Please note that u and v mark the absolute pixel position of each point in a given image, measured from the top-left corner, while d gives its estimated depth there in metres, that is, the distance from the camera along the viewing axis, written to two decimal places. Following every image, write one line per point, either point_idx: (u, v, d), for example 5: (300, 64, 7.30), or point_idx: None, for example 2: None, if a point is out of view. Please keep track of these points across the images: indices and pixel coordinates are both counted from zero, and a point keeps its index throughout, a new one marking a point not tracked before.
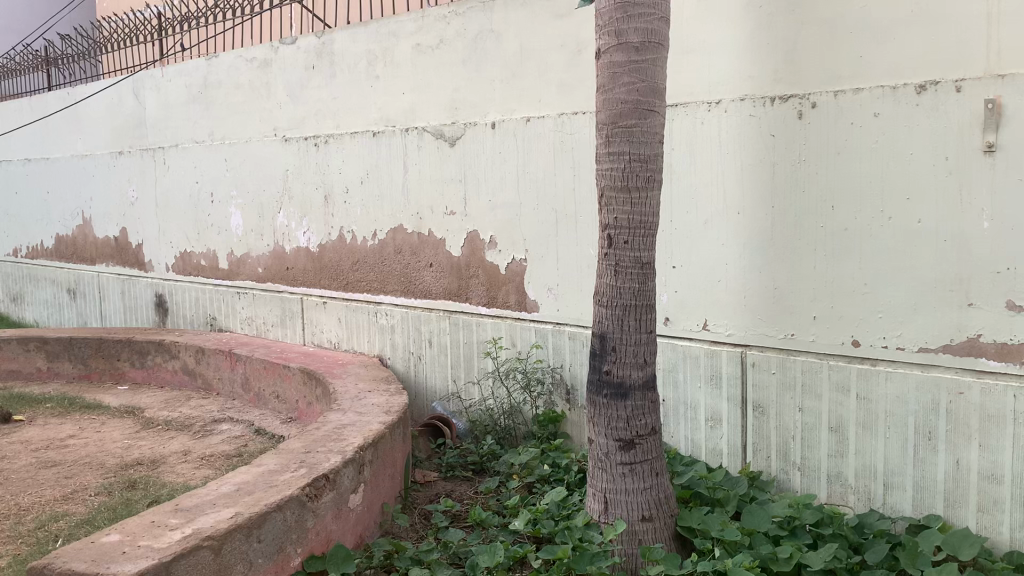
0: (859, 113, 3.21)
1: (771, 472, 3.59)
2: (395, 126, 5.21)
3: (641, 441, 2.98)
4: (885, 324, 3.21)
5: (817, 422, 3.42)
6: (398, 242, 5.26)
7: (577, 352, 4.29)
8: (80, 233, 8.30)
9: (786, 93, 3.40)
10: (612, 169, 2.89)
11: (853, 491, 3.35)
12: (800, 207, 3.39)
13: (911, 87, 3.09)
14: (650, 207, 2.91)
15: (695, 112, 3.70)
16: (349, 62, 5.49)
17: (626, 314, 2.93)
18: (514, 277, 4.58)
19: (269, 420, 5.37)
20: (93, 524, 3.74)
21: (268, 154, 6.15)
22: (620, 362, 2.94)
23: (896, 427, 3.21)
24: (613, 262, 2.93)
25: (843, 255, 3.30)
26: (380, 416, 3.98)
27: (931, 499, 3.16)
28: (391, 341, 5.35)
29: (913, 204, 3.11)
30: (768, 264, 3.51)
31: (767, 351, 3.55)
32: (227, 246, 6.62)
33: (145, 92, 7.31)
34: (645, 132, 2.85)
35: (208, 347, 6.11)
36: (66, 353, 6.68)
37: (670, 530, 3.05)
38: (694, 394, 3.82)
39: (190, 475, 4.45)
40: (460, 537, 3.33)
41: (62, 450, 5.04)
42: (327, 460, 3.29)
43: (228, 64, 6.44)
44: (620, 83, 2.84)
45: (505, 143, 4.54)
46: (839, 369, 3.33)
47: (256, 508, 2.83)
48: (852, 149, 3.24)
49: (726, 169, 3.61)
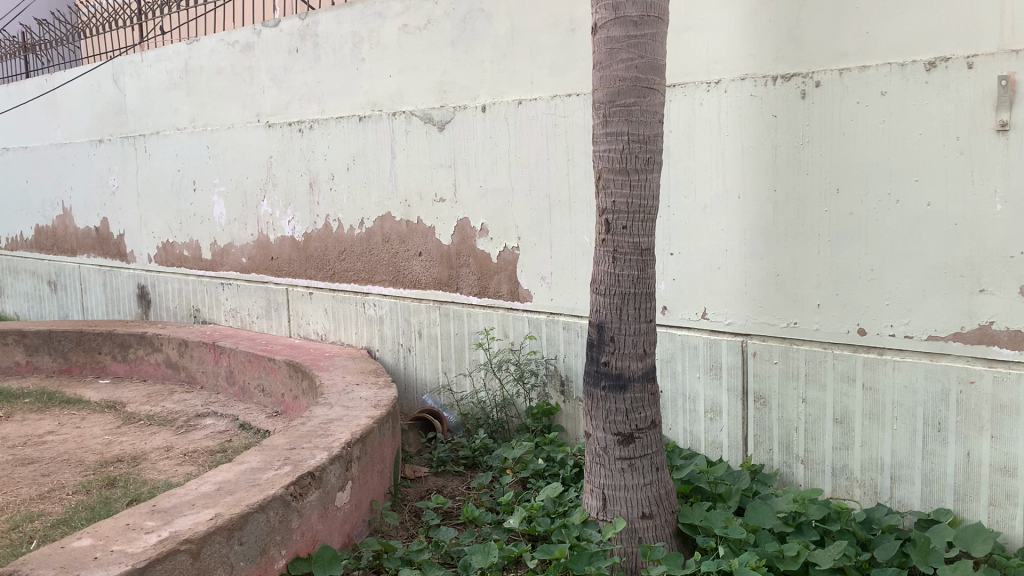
0: (866, 91, 3.08)
1: (773, 465, 3.48)
2: (381, 110, 5.05)
3: (641, 435, 2.85)
4: (892, 312, 3.10)
5: (821, 413, 3.31)
6: (386, 230, 5.11)
7: (572, 343, 4.15)
8: (60, 224, 8.10)
9: (788, 72, 3.26)
10: (610, 149, 2.75)
11: (859, 485, 3.24)
12: (803, 191, 3.26)
13: (920, 64, 2.96)
14: (650, 190, 2.77)
15: (694, 92, 3.56)
16: (334, 44, 5.32)
17: (624, 302, 2.79)
18: (505, 266, 4.45)
19: (254, 414, 5.22)
20: (70, 525, 3.58)
21: (251, 141, 5.97)
22: (618, 353, 2.81)
23: (904, 418, 3.10)
24: (612, 248, 2.79)
25: (847, 240, 3.18)
26: (368, 410, 3.84)
27: (940, 492, 3.05)
28: (380, 333, 5.21)
29: (921, 186, 2.99)
30: (770, 250, 3.39)
31: (769, 340, 3.43)
32: (210, 235, 6.45)
33: (124, 78, 7.10)
34: (644, 111, 2.71)
35: (191, 340, 5.95)
36: (45, 346, 6.49)
37: (672, 527, 2.93)
38: (692, 385, 3.69)
39: (171, 472, 4.30)
40: (452, 536, 3.21)
41: (40, 447, 4.87)
42: (312, 457, 3.15)
43: (209, 48, 6.25)
44: (618, 59, 2.70)
45: (495, 127, 4.38)
46: (844, 358, 3.22)
47: (237, 509, 2.68)
48: (858, 130, 3.11)
49: (725, 151, 3.48)
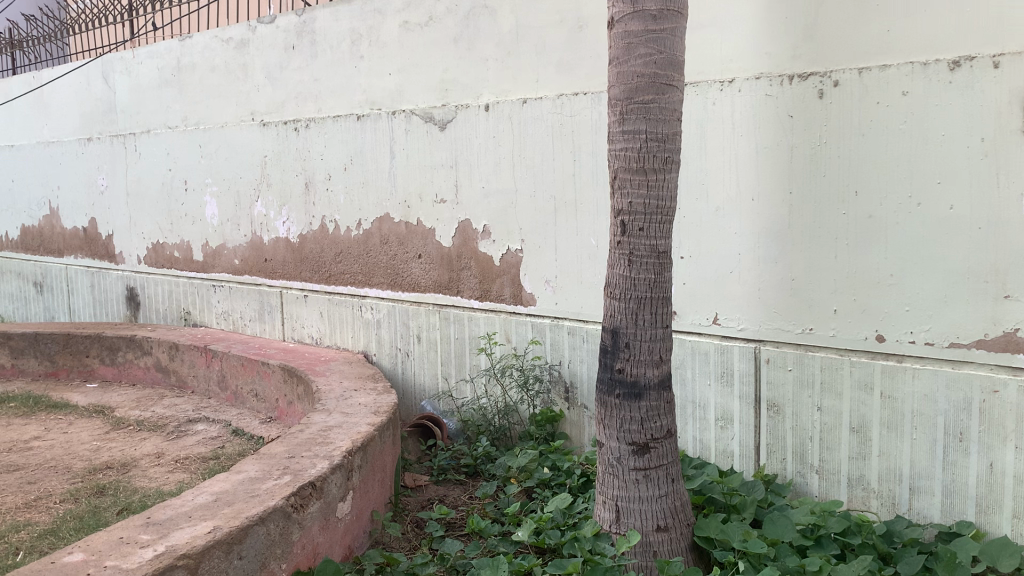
0: (886, 91, 3.00)
1: (787, 475, 3.38)
2: (380, 109, 4.94)
3: (656, 445, 2.76)
4: (912, 318, 3.01)
5: (836, 421, 3.22)
6: (384, 232, 4.99)
7: (577, 348, 4.05)
8: (47, 224, 7.92)
9: (805, 71, 3.18)
10: (626, 148, 2.65)
11: (876, 496, 3.15)
12: (820, 193, 3.17)
13: (943, 63, 2.88)
14: (668, 191, 2.67)
15: (706, 91, 3.47)
16: (332, 41, 5.20)
17: (639, 307, 2.69)
18: (508, 269, 4.34)
19: (247, 420, 5.09)
20: (57, 536, 3.43)
21: (245, 140, 5.84)
22: (634, 359, 2.71)
23: (924, 427, 3.01)
24: (628, 251, 2.69)
25: (866, 244, 3.09)
26: (368, 417, 3.71)
27: (961, 504, 2.97)
28: (377, 337, 5.09)
29: (944, 189, 2.91)
30: (785, 254, 3.29)
31: (783, 347, 3.34)
32: (201, 236, 6.31)
33: (114, 76, 6.95)
34: (662, 109, 2.62)
35: (182, 343, 5.79)
36: (31, 349, 6.32)
37: (687, 541, 2.84)
38: (703, 391, 3.60)
39: (163, 480, 4.16)
40: (458, 549, 3.09)
41: (25, 453, 4.72)
42: (312, 466, 3.02)
43: (202, 45, 6.11)
44: (636, 54, 2.60)
45: (499, 126, 4.28)
46: (861, 365, 3.13)
47: (236, 521, 2.55)
48: (878, 130, 3.03)
49: (739, 153, 3.39)
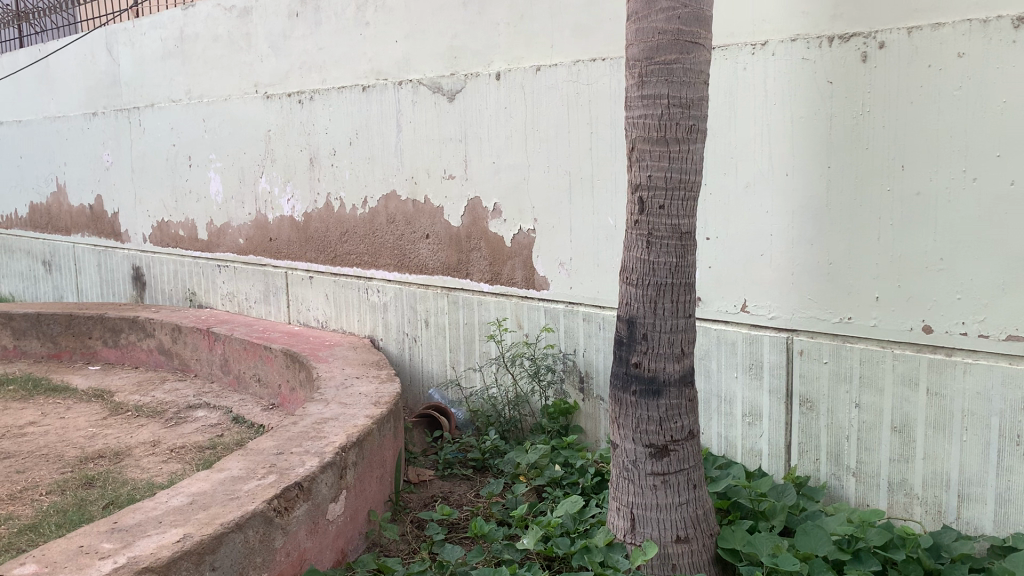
0: (939, 53, 2.66)
1: (820, 477, 3.09)
2: (386, 80, 4.66)
3: (676, 447, 2.49)
4: (964, 307, 2.69)
5: (876, 419, 2.91)
6: (391, 210, 4.72)
7: (592, 336, 3.77)
8: (54, 202, 7.75)
9: (847, 32, 2.84)
10: (645, 115, 2.35)
11: (919, 502, 2.86)
12: (863, 168, 2.85)
13: (1006, 20, 2.53)
14: (691, 164, 2.37)
15: (736, 55, 3.16)
16: (337, 8, 4.91)
17: (658, 294, 2.40)
18: (520, 250, 4.06)
19: (249, 406, 4.88)
20: (38, 532, 3.23)
21: (249, 113, 5.59)
22: (651, 353, 2.43)
23: (975, 428, 2.70)
24: (646, 231, 2.40)
25: (912, 225, 2.77)
26: (367, 408, 3.46)
27: (1018, 515, 2.66)
28: (384, 321, 4.84)
29: (1004, 162, 2.58)
30: (820, 235, 2.98)
31: (817, 337, 3.04)
32: (206, 214, 6.09)
33: (118, 48, 6.72)
34: (687, 70, 2.31)
35: (185, 325, 5.59)
36: (34, 330, 6.16)
37: (709, 552, 2.58)
38: (728, 384, 3.32)
39: (155, 471, 3.96)
40: (458, 555, 2.83)
41: (19, 439, 4.55)
42: (301, 464, 2.78)
43: (205, 14, 5.85)
44: (658, 8, 2.30)
45: (511, 95, 3.98)
46: (906, 359, 2.82)
47: (210, 529, 2.31)
48: (929, 96, 2.70)
49: (772, 123, 3.07)
